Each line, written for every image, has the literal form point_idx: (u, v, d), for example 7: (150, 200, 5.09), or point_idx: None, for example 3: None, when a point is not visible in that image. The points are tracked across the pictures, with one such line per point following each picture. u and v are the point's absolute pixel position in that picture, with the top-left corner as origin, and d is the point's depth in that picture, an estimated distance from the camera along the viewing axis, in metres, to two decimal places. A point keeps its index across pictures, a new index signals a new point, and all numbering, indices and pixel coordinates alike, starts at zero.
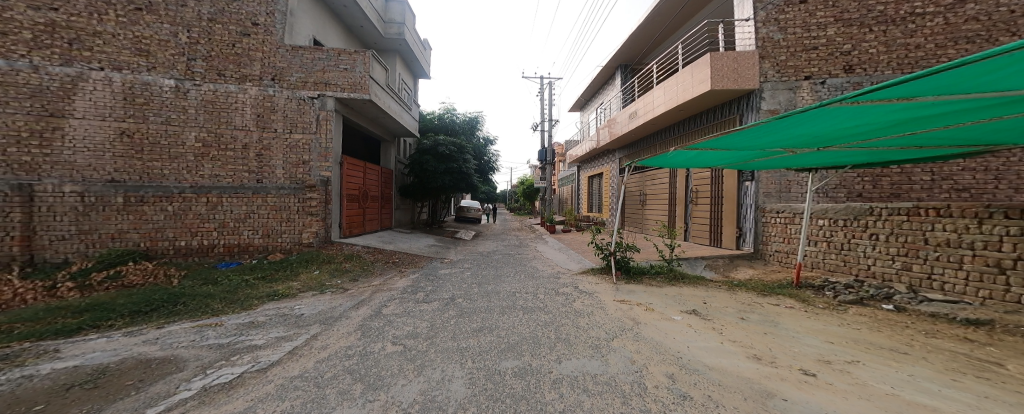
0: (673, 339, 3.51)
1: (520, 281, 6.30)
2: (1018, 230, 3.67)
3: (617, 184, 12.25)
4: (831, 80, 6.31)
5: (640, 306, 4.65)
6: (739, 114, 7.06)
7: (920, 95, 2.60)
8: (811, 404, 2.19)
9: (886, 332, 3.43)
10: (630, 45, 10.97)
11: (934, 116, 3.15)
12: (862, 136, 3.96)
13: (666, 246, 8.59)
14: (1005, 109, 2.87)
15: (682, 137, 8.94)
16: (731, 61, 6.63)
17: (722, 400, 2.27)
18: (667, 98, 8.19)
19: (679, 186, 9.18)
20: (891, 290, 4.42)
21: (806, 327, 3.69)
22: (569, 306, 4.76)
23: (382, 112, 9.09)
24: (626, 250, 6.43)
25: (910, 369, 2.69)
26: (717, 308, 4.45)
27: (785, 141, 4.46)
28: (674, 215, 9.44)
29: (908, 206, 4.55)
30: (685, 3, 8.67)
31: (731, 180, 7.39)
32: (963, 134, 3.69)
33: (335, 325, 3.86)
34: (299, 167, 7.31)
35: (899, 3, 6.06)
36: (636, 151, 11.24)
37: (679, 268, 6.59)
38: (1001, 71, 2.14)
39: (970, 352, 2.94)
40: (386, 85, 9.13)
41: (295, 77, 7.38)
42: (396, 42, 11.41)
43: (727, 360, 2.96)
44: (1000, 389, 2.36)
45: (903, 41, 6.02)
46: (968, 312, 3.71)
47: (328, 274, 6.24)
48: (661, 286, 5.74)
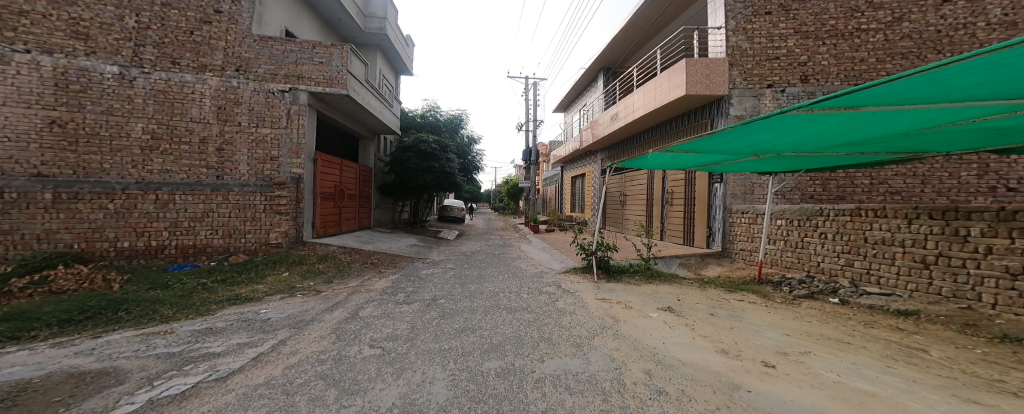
0: (651, 335, 3.59)
1: (505, 281, 6.24)
2: (940, 229, 3.99)
3: (598, 185, 12.44)
4: (792, 88, 6.69)
5: (620, 305, 4.73)
6: (709, 119, 7.36)
7: (864, 105, 2.78)
8: (772, 394, 2.28)
9: (832, 324, 3.67)
10: (612, 48, 11.19)
11: (876, 125, 3.37)
12: (815, 142, 4.19)
13: (643, 244, 8.81)
14: (933, 120, 3.13)
15: (659, 140, 9.18)
16: (704, 67, 6.89)
17: (695, 394, 2.33)
18: (646, 101, 8.36)
19: (656, 187, 9.44)
20: (837, 285, 4.74)
21: (766, 321, 3.88)
22: (553, 305, 4.76)
23: (360, 108, 8.76)
24: (607, 249, 6.52)
25: (860, 358, 2.88)
26: (690, 305, 4.60)
27: (750, 146, 4.63)
28: (651, 216, 9.70)
29: (851, 208, 4.90)
30: (663, 10, 8.92)
31: (702, 181, 7.69)
32: (899, 142, 4.00)
33: (306, 329, 3.66)
34: (266, 163, 6.93)
35: (847, 19, 6.51)
36: (617, 152, 11.47)
37: (657, 267, 6.75)
38: (935, 85, 2.30)
39: (901, 339, 3.19)
40: (365, 80, 8.78)
41: (263, 69, 6.99)
42: (376, 37, 11.05)
43: (699, 355, 3.05)
44: (927, 373, 2.56)
45: (850, 54, 6.48)
46: (899, 304, 4.04)
47: (299, 275, 5.92)
48: (640, 284, 5.86)
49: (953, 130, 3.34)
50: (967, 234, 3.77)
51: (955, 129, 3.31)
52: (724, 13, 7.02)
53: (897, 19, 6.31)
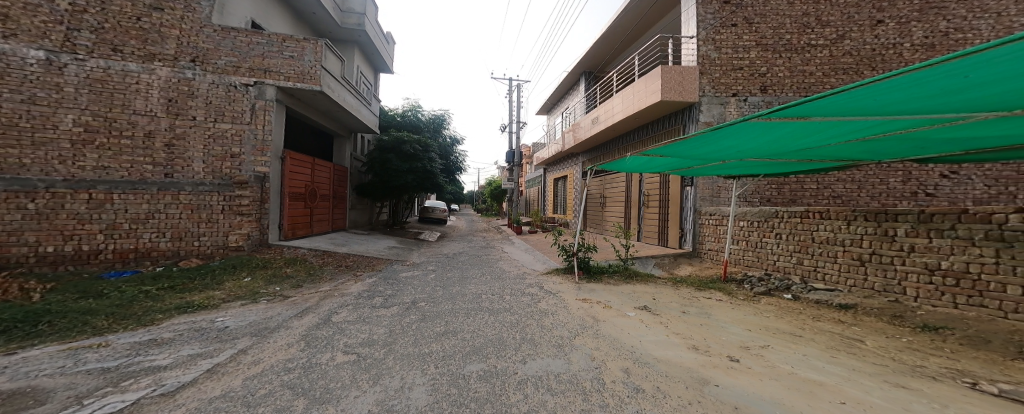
0: (628, 334, 3.67)
1: (485, 283, 6.20)
2: (873, 229, 4.34)
3: (581, 187, 12.58)
4: (753, 97, 7.08)
5: (600, 305, 4.78)
6: (682, 125, 7.63)
7: (813, 116, 2.97)
8: (738, 388, 2.38)
9: (787, 318, 3.89)
10: (593, 53, 11.42)
11: (823, 134, 3.62)
12: (772, 149, 4.44)
13: (621, 245, 8.95)
14: (868, 131, 3.41)
15: (636, 145, 9.50)
16: (677, 75, 7.13)
17: (669, 390, 2.39)
18: (625, 105, 8.55)
19: (634, 190, 9.70)
20: (790, 282, 5.06)
21: (731, 317, 4.07)
22: (535, 306, 4.78)
23: (335, 105, 8.43)
24: (587, 250, 6.61)
25: (808, 349, 3.08)
26: (664, 303, 4.74)
27: (716, 151, 4.83)
28: (629, 217, 9.94)
29: (801, 210, 5.23)
30: (641, 18, 9.22)
31: (675, 184, 7.93)
32: (843, 150, 4.32)
33: (270, 337, 3.45)
34: (226, 161, 6.52)
35: (801, 34, 7.00)
36: (597, 155, 11.68)
37: (634, 266, 6.91)
38: (871, 100, 2.51)
39: (843, 331, 3.44)
40: (341, 77, 8.48)
41: (224, 61, 6.58)
42: (353, 33, 10.68)
43: (672, 352, 3.15)
44: (864, 362, 2.78)
45: (802, 68, 6.95)
46: (841, 298, 4.36)
47: (264, 280, 5.57)
48: (618, 284, 5.99)
49: (886, 140, 3.65)
50: (895, 234, 4.13)
51: (887, 139, 3.62)
52: (696, 23, 7.31)
53: (840, 36, 6.86)
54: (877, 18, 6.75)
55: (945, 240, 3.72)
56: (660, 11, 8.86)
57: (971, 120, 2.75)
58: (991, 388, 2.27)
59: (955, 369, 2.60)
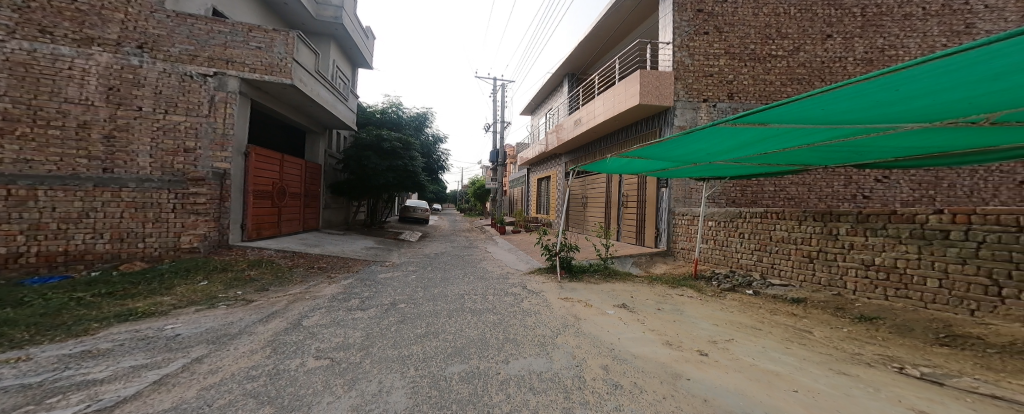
0: (608, 332, 3.71)
1: (464, 283, 6.11)
2: (820, 229, 4.63)
3: (563, 188, 12.65)
4: (720, 103, 7.33)
5: (580, 304, 4.80)
6: (657, 128, 7.89)
7: (772, 123, 3.11)
8: (707, 381, 2.45)
9: (749, 312, 4.08)
10: (576, 55, 11.54)
11: (781, 140, 3.80)
12: (736, 153, 4.62)
13: (600, 245, 9.05)
14: (817, 138, 3.62)
15: (614, 146, 9.69)
16: (656, 78, 7.31)
17: (645, 385, 2.42)
18: (606, 107, 8.68)
19: (613, 190, 9.89)
20: (751, 278, 5.35)
21: (701, 312, 4.22)
22: (518, 305, 4.76)
23: (308, 100, 8.06)
24: (569, 249, 6.64)
25: (767, 341, 3.22)
26: (641, 301, 4.85)
27: (687, 154, 4.98)
28: (609, 217, 10.11)
29: (761, 211, 5.50)
30: (622, 22, 9.38)
31: (651, 186, 8.11)
32: (798, 156, 4.57)
33: (229, 345, 3.17)
34: (178, 155, 5.99)
35: (764, 45, 7.34)
36: (579, 156, 11.81)
37: (613, 265, 7.03)
38: (821, 109, 2.65)
39: (795, 323, 3.65)
40: (314, 71, 8.08)
41: (178, 49, 6.07)
42: (329, 26, 10.26)
43: (648, 348, 3.21)
44: (812, 351, 2.95)
45: (765, 77, 7.29)
46: (793, 292, 4.63)
47: (223, 284, 5.12)
48: (599, 282, 6.07)
49: (834, 147, 3.89)
50: (838, 233, 4.43)
51: (835, 146, 3.86)
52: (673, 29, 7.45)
53: (796, 48, 7.26)
54: (826, 33, 7.18)
55: (879, 238, 4.01)
56: (640, 16, 9.03)
57: (903, 127, 2.97)
58: (917, 372, 2.46)
59: (886, 355, 2.81)
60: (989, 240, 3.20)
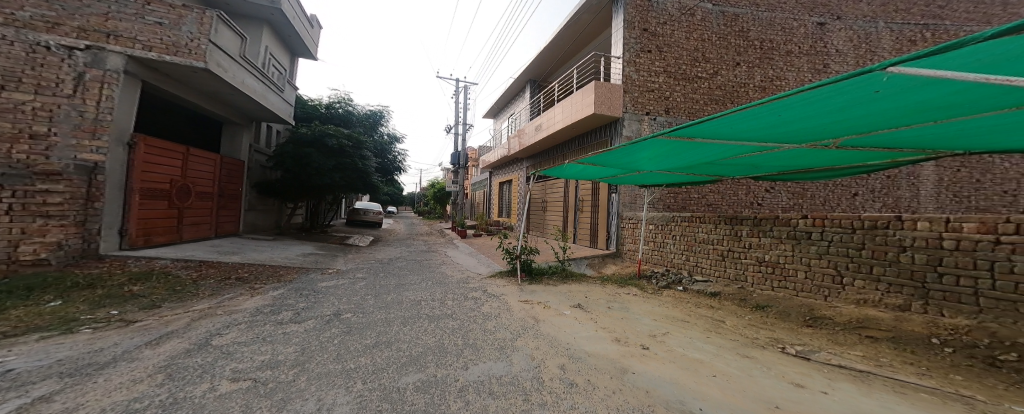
0: (562, 330, 3.23)
1: (405, 287, 5.20)
2: (728, 229, 4.60)
3: (524, 192, 12.58)
4: (658, 118, 6.83)
5: (539, 306, 4.09)
6: (608, 138, 7.21)
7: (695, 139, 3.03)
8: (652, 374, 2.24)
9: (680, 307, 3.93)
10: (536, 64, 11.53)
11: (701, 155, 3.77)
12: (664, 167, 4.58)
13: (558, 249, 8.34)
14: (729, 154, 3.64)
15: (570, 155, 9.21)
16: (610, 89, 6.66)
17: (599, 382, 2.12)
18: (564, 114, 7.90)
19: (565, 193, 8.77)
20: (681, 274, 5.10)
21: (643, 309, 3.90)
22: (478, 310, 3.91)
23: (229, 89, 6.23)
24: (529, 251, 5.69)
25: (696, 332, 3.08)
26: (595, 301, 4.28)
27: (621, 165, 4.82)
28: (561, 221, 9.00)
29: (682, 215, 5.34)
30: (578, 36, 9.35)
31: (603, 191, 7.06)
32: (716, 169, 4.62)
33: (97, 377, 2.03)
34: (16, 143, 3.99)
35: (692, 64, 6.97)
36: (541, 160, 11.31)
37: (570, 268, 6.17)
38: (732, 127, 2.57)
39: (713, 314, 3.62)
40: (241, 56, 6.33)
41: (31, 14, 4.25)
42: (256, 8, 8.99)
43: (594, 344, 2.87)
44: (731, 340, 2.88)
45: (692, 95, 6.93)
46: (712, 287, 4.56)
47: (88, 304, 3.36)
48: (557, 285, 5.25)
49: (742, 161, 3.96)
50: (742, 234, 4.42)
51: (743, 161, 3.94)
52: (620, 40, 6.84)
53: (714, 72, 7.00)
54: (736, 61, 7.09)
55: (770, 237, 4.11)
56: (599, 26, 8.64)
57: (779, 147, 3.13)
58: (794, 351, 2.58)
59: (775, 337, 2.92)
60: (837, 238, 3.47)
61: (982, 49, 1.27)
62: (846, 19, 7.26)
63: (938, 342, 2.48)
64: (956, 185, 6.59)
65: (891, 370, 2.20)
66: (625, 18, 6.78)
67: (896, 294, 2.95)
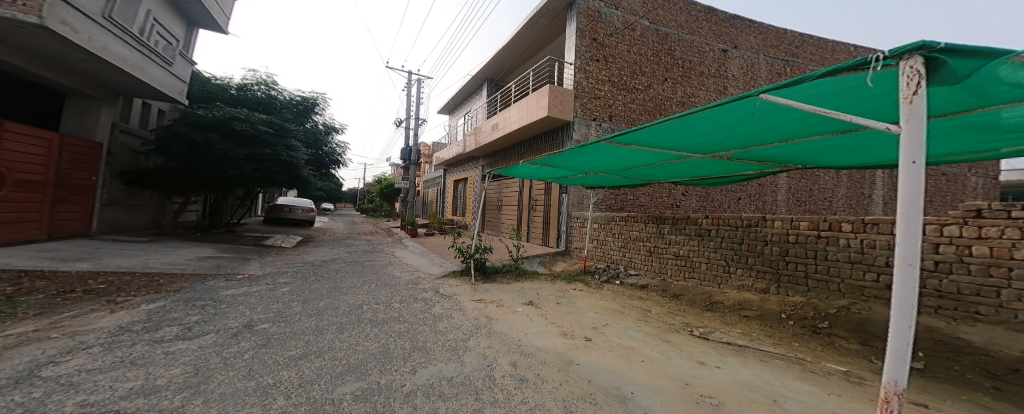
0: (514, 327, 2.99)
1: (339, 280, 4.36)
2: (651, 227, 4.77)
3: (480, 191, 12.37)
4: (604, 124, 7.26)
5: (493, 304, 3.75)
6: (561, 141, 7.43)
7: (631, 144, 3.04)
8: (596, 365, 2.21)
9: (623, 300, 4.00)
10: (492, 63, 11.33)
11: (635, 160, 3.78)
12: (602, 169, 4.59)
13: (512, 247, 8.21)
14: (657, 161, 3.69)
15: (525, 155, 9.29)
16: (564, 92, 6.86)
17: (549, 376, 1.99)
18: (521, 115, 7.95)
19: (524, 192, 8.61)
20: (618, 269, 5.16)
21: (589, 303, 3.89)
22: (428, 311, 3.21)
23: (90, 57, 4.46)
24: (486, 250, 5.37)
25: (632, 323, 3.15)
26: (546, 297, 4.18)
27: (566, 164, 4.69)
28: (521, 221, 8.75)
29: (615, 215, 5.43)
30: (534, 39, 9.35)
31: (555, 191, 7.22)
32: (648, 175, 4.71)
33: None
34: None
35: (632, 77, 7.48)
36: (496, 160, 11.30)
37: (523, 266, 6.13)
38: (661, 136, 2.57)
39: (642, 306, 3.74)
40: (111, 15, 4.57)
41: None
42: None
43: (541, 338, 2.75)
44: (659, 327, 3.02)
45: (632, 105, 7.48)
46: (640, 278, 4.71)
47: None
48: (512, 282, 5.01)
49: (667, 169, 4.08)
50: (663, 232, 4.60)
51: (669, 168, 4.05)
52: (573, 48, 7.00)
53: (648, 86, 7.61)
54: (665, 77, 7.77)
55: (683, 235, 4.34)
56: (555, 31, 8.77)
57: (686, 158, 3.32)
58: (699, 333, 2.79)
59: (686, 322, 3.13)
60: (727, 236, 3.86)
61: (808, 87, 1.36)
62: (739, 49, 8.47)
63: (785, 317, 3.00)
64: (797, 193, 8.06)
65: (758, 343, 2.56)
66: (576, 26, 6.99)
67: (761, 279, 3.48)
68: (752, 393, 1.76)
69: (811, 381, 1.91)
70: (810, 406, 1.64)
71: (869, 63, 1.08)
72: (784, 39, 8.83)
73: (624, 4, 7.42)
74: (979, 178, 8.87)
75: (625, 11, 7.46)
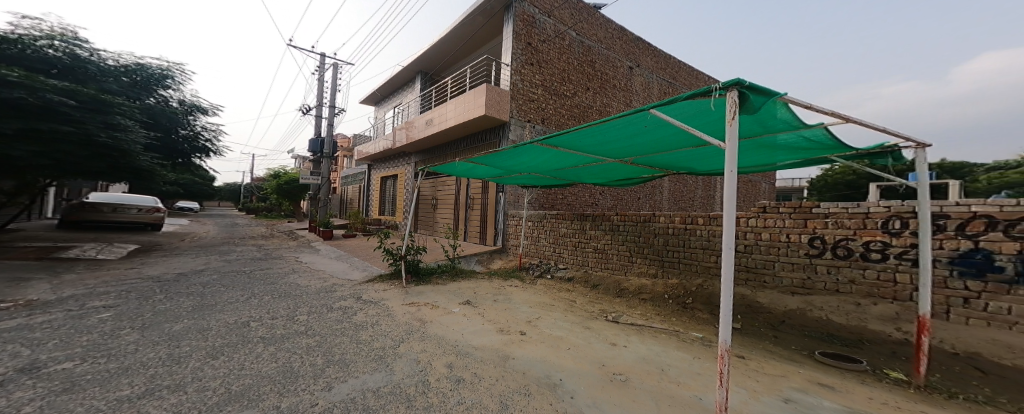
0: (451, 329, 2.92)
1: (219, 294, 3.54)
2: (576, 224, 5.12)
3: (411, 188, 11.84)
4: (537, 126, 7.57)
5: (426, 306, 3.66)
6: (497, 140, 7.52)
7: (559, 147, 3.23)
8: (532, 358, 2.30)
9: (555, 293, 4.24)
10: (426, 56, 10.88)
11: (561, 162, 4.02)
12: (533, 169, 4.81)
13: (446, 247, 8.01)
14: (578, 163, 3.97)
15: (460, 153, 9.15)
16: (501, 92, 6.94)
17: (486, 374, 2.01)
18: (457, 112, 7.80)
19: (461, 191, 8.51)
20: (549, 264, 5.44)
21: (525, 299, 4.01)
22: (350, 320, 2.98)
23: None
24: (419, 251, 5.19)
25: (561, 314, 3.35)
26: (483, 295, 4.19)
27: (502, 163, 4.76)
28: (456, 219, 8.62)
29: (546, 214, 5.67)
30: (470, 37, 9.27)
31: (492, 189, 7.27)
32: (572, 176, 5.01)
33: None
34: None
35: (561, 83, 7.94)
36: (429, 157, 10.95)
37: (460, 266, 6.07)
38: (581, 141, 2.80)
39: (570, 297, 4.00)
40: None
41: None
42: None
43: (478, 338, 2.73)
44: (578, 315, 3.30)
45: (561, 110, 7.96)
46: (567, 271, 5.05)
47: None
48: (447, 283, 4.93)
49: (585, 171, 4.46)
50: (585, 227, 4.98)
51: (588, 170, 4.41)
52: (509, 50, 7.11)
53: (575, 94, 8.16)
54: (588, 86, 8.41)
55: (598, 230, 4.78)
56: (492, 30, 8.81)
57: (601, 162, 3.67)
58: (611, 317, 3.09)
59: (604, 309, 3.45)
60: (630, 231, 4.39)
61: (680, 106, 1.61)
62: (641, 68, 9.63)
63: (666, 296, 3.62)
64: (677, 195, 9.64)
65: (649, 320, 2.99)
66: (512, 28, 7.11)
67: (651, 266, 4.08)
68: (646, 365, 2.04)
69: (683, 348, 2.31)
70: (682, 369, 1.98)
71: (712, 90, 1.33)
72: (672, 64, 10.45)
73: (555, 13, 7.81)
74: (767, 185, 11.99)
75: (557, 20, 7.87)
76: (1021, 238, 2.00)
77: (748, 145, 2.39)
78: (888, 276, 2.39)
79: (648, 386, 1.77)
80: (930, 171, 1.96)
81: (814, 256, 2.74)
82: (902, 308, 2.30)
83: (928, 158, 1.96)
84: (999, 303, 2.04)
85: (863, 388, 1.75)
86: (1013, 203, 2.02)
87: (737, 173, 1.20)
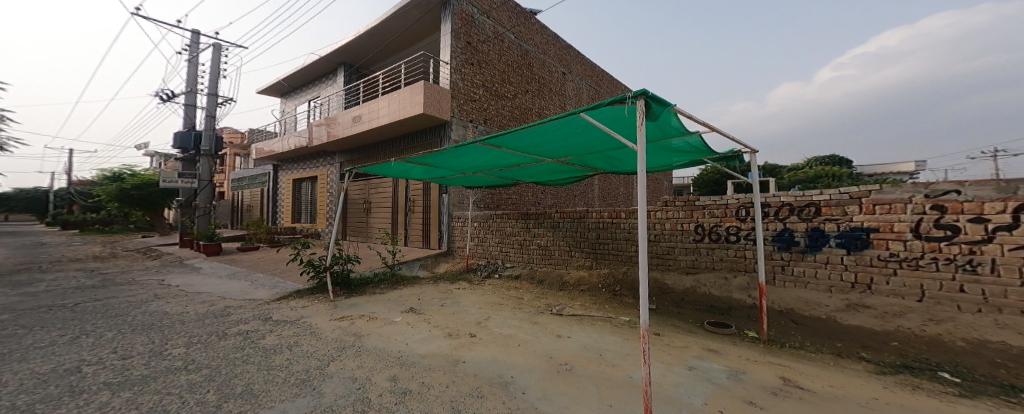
0: (395, 339, 2.85)
1: (51, 336, 2.80)
2: (522, 223, 5.28)
3: (334, 193, 10.90)
4: (479, 126, 7.62)
5: (363, 318, 3.49)
6: (438, 140, 7.40)
7: (501, 147, 3.33)
8: (483, 359, 2.36)
9: (505, 292, 4.34)
10: (356, 49, 10.18)
11: (503, 161, 4.12)
12: (477, 169, 4.84)
13: (385, 253, 7.64)
14: (518, 163, 4.12)
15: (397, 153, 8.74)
16: (441, 91, 6.83)
17: (435, 381, 2.03)
18: (392, 110, 7.45)
19: (399, 192, 8.17)
20: (496, 264, 5.55)
21: (474, 300, 4.05)
22: (244, 348, 2.66)
23: None
24: (347, 260, 4.85)
25: (510, 312, 3.46)
26: (428, 300, 4.13)
27: (446, 163, 4.70)
28: (395, 223, 8.27)
29: (493, 215, 5.74)
30: (403, 31, 8.92)
31: (434, 191, 7.14)
32: (513, 176, 5.16)
33: None
34: None
35: (501, 84, 8.10)
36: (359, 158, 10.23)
37: (402, 272, 5.86)
38: (522, 141, 2.93)
39: (516, 295, 4.13)
40: None
41: None
42: None
43: (425, 345, 2.71)
44: (526, 312, 3.44)
45: (501, 112, 8.13)
46: (515, 269, 5.20)
47: None
48: (386, 292, 4.74)
49: (525, 170, 4.64)
50: (530, 225, 5.17)
51: (527, 170, 4.59)
52: (448, 49, 7.02)
53: (514, 96, 8.39)
54: (527, 88, 8.71)
55: (542, 228, 5.00)
56: (428, 26, 8.58)
57: (540, 162, 3.87)
58: (557, 311, 3.29)
59: (550, 303, 3.65)
60: (569, 227, 4.69)
61: (604, 112, 1.82)
62: (572, 74, 10.29)
63: (601, 286, 3.97)
64: (605, 193, 10.54)
65: (588, 310, 3.27)
66: (451, 27, 7.03)
67: (588, 259, 4.41)
68: (586, 352, 2.24)
69: (615, 332, 2.59)
70: (617, 352, 2.23)
71: (626, 99, 1.54)
72: (598, 72, 11.38)
73: (494, 15, 7.93)
74: (668, 182, 13.70)
75: (495, 21, 7.98)
76: (806, 220, 2.74)
77: (648, 148, 2.76)
78: (741, 253, 3.02)
79: (589, 372, 1.97)
80: (756, 171, 2.45)
81: (698, 240, 3.28)
82: (750, 279, 2.93)
83: (756, 161, 2.48)
84: (800, 267, 2.75)
85: (733, 348, 2.18)
86: (800, 194, 2.77)
87: (646, 173, 1.42)
